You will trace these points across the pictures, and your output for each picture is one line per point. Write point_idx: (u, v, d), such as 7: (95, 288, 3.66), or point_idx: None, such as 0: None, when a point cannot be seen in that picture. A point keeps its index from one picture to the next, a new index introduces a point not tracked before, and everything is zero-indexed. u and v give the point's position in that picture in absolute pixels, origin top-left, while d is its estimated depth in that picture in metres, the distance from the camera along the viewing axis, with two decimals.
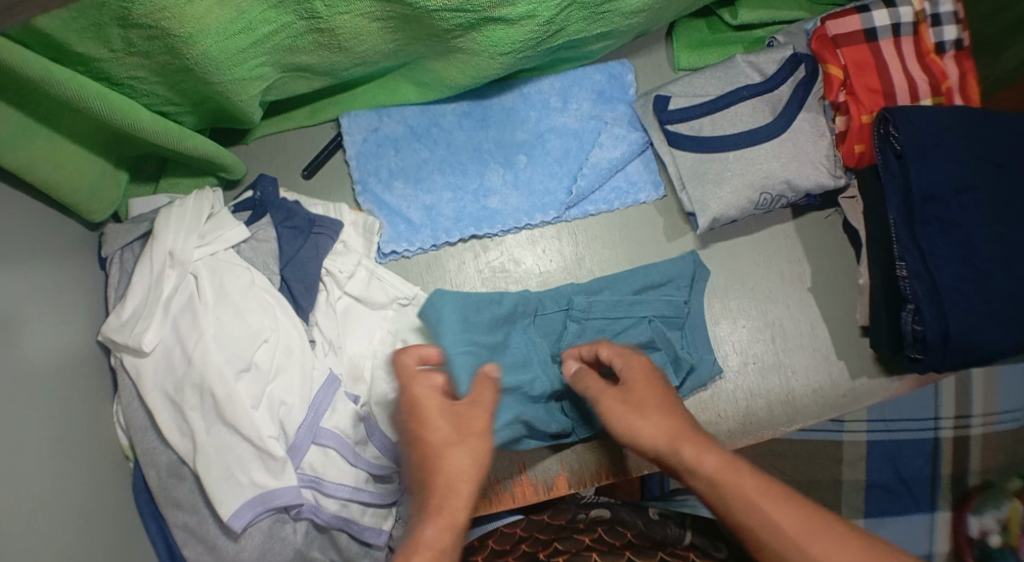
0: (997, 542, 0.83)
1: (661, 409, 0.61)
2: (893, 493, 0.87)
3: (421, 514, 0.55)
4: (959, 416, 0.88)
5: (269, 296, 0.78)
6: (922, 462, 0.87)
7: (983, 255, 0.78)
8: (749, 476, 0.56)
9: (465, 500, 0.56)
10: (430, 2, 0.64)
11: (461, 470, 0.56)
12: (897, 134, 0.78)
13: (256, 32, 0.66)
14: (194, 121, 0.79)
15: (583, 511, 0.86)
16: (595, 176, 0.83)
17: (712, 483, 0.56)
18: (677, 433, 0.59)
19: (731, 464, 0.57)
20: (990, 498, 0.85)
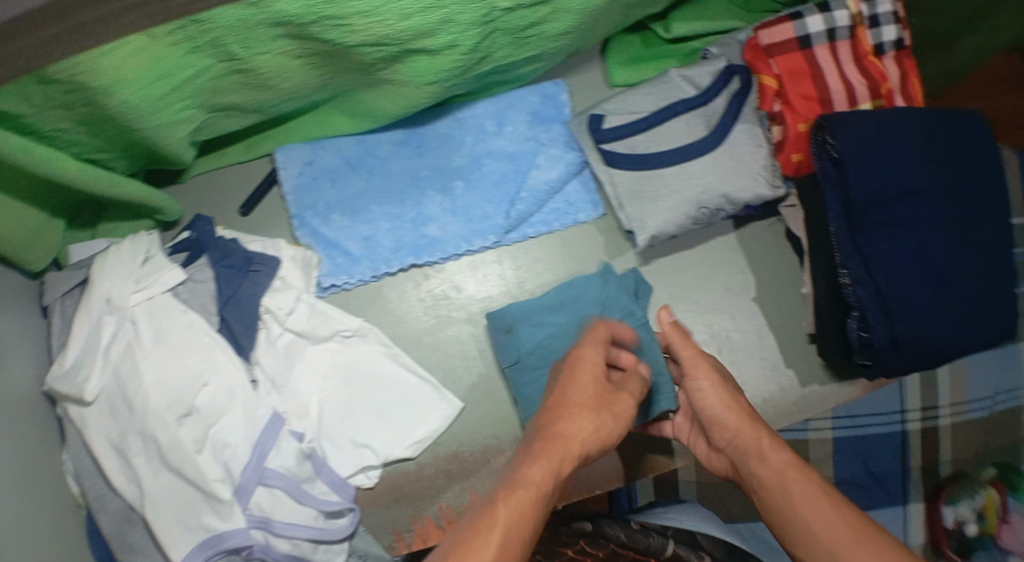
0: (962, 521, 1.06)
1: (726, 395, 0.70)
2: None
3: (531, 451, 0.58)
4: (927, 409, 1.09)
5: (209, 337, 0.78)
6: (897, 456, 1.09)
7: (930, 257, 0.78)
8: (804, 475, 0.61)
9: (570, 455, 0.58)
10: (347, 38, 0.63)
11: (580, 437, 0.59)
12: (834, 142, 0.77)
13: (176, 78, 0.65)
14: (125, 165, 0.77)
15: (566, 525, 0.95)
16: (533, 200, 0.85)
17: (780, 477, 0.62)
18: (758, 426, 0.66)
19: (795, 467, 0.62)
20: (968, 489, 1.07)
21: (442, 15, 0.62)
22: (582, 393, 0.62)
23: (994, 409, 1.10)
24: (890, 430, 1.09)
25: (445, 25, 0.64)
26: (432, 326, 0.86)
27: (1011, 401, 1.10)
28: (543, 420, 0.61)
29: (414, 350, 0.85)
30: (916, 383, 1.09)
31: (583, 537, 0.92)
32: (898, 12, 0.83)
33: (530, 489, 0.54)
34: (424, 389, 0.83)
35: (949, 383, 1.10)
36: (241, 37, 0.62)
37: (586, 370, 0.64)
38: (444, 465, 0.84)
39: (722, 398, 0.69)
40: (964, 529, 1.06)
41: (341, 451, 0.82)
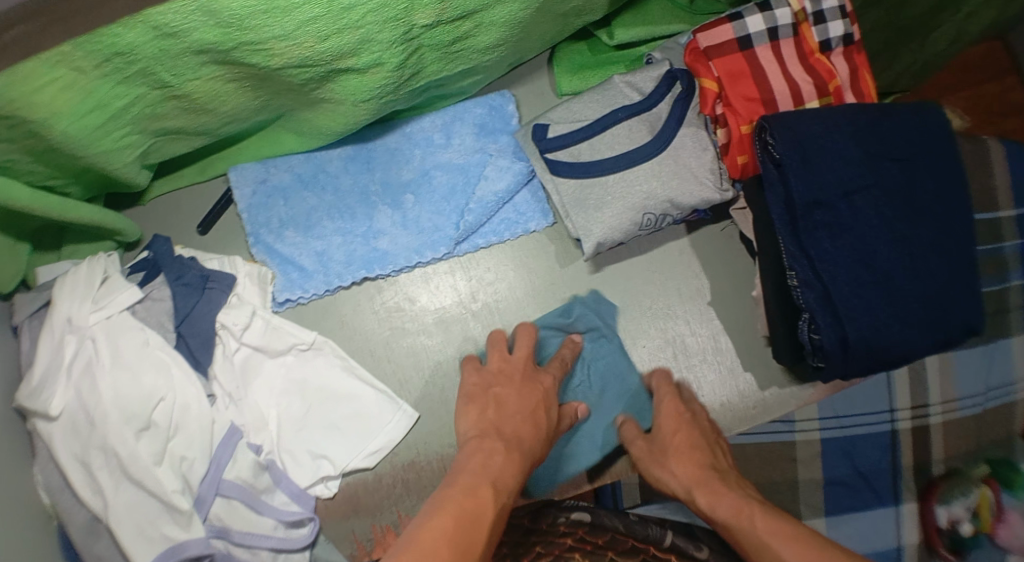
0: (956, 521, 0.91)
1: (681, 463, 0.73)
2: (853, 488, 0.93)
3: (492, 454, 0.64)
4: (917, 405, 0.94)
5: (165, 354, 0.78)
6: (885, 452, 0.93)
7: (878, 256, 0.77)
8: (754, 514, 0.65)
9: (513, 459, 0.64)
10: (271, 62, 0.65)
11: (529, 428, 0.69)
12: (773, 142, 0.76)
13: (111, 107, 0.67)
14: (81, 191, 0.80)
15: (563, 514, 0.83)
16: (481, 211, 0.85)
17: (727, 525, 0.67)
18: (700, 479, 0.71)
19: (745, 507, 0.66)
20: (960, 485, 0.92)
21: (359, 36, 0.64)
22: (519, 417, 0.69)
23: (986, 405, 0.96)
24: (878, 429, 0.93)
25: (365, 45, 0.65)
26: (387, 337, 0.87)
27: (1004, 397, 0.96)
28: (499, 422, 0.68)
29: (369, 362, 0.87)
30: (904, 375, 0.94)
31: (580, 528, 0.83)
32: (846, 7, 0.81)
33: (499, 472, 0.62)
34: (380, 400, 0.84)
35: (937, 374, 0.95)
36: (169, 66, 0.64)
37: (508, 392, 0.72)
38: (402, 475, 0.85)
39: (684, 475, 0.72)
40: (958, 529, 0.91)
41: (301, 462, 0.83)
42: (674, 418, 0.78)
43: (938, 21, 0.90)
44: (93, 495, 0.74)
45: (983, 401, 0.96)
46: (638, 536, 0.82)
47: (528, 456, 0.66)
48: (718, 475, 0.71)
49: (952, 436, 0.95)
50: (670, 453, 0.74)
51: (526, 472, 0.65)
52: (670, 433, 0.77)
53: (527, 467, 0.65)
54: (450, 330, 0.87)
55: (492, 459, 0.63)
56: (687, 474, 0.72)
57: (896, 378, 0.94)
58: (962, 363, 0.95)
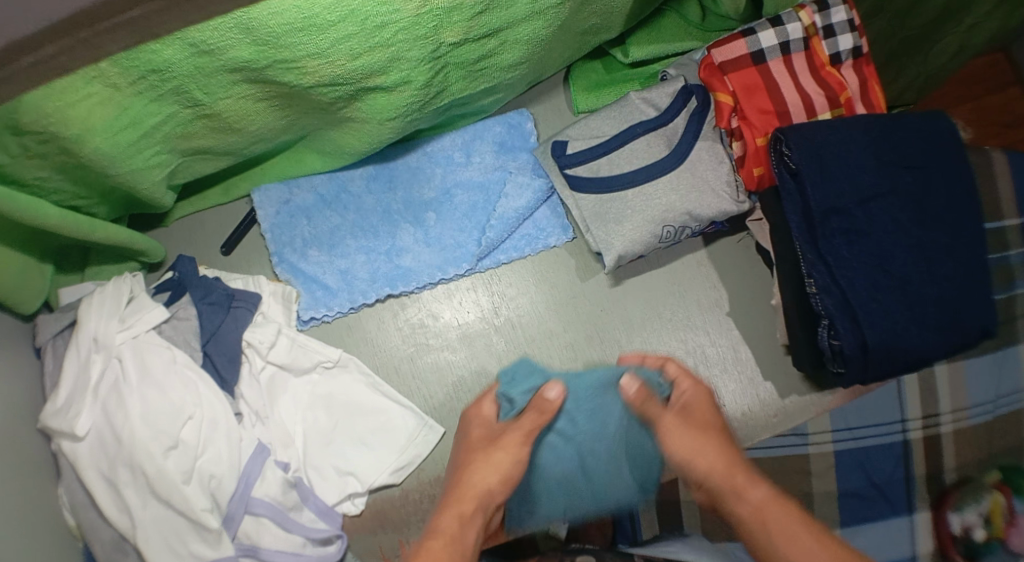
0: (969, 528, 0.92)
1: (710, 443, 0.69)
2: (870, 499, 0.93)
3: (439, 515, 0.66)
4: (928, 414, 0.95)
5: (192, 372, 0.79)
6: (899, 464, 0.94)
7: (894, 263, 0.79)
8: (786, 512, 0.64)
9: (473, 503, 0.66)
10: (302, 80, 0.67)
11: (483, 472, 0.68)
12: (790, 153, 0.78)
13: (143, 125, 0.69)
14: (108, 211, 0.81)
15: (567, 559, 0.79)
16: (503, 227, 0.86)
17: (758, 513, 0.64)
18: (734, 462, 0.68)
19: (776, 503, 0.64)
20: (974, 493, 0.93)
21: (389, 55, 0.65)
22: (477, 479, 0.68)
23: (996, 412, 0.97)
24: (890, 440, 0.94)
25: (394, 63, 0.67)
26: (411, 353, 0.87)
27: (1015, 403, 0.97)
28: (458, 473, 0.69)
29: (393, 378, 0.87)
30: (914, 383, 0.96)
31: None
32: (854, 20, 0.84)
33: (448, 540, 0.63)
34: (405, 415, 0.85)
35: (947, 382, 0.96)
36: (203, 84, 0.66)
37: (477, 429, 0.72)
38: (428, 490, 0.85)
39: (717, 456, 0.68)
40: (972, 536, 0.92)
41: (328, 479, 0.83)
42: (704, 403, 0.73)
43: (940, 35, 0.93)
44: (119, 514, 0.74)
45: (994, 408, 0.97)
46: None
47: (488, 503, 0.67)
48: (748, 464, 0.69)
49: (967, 442, 0.96)
50: (703, 434, 0.70)
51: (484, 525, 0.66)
52: (699, 415, 0.72)
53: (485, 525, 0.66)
54: (474, 345, 0.87)
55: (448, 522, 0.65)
56: (722, 457, 0.68)
57: (907, 386, 0.95)
58: (973, 370, 0.97)
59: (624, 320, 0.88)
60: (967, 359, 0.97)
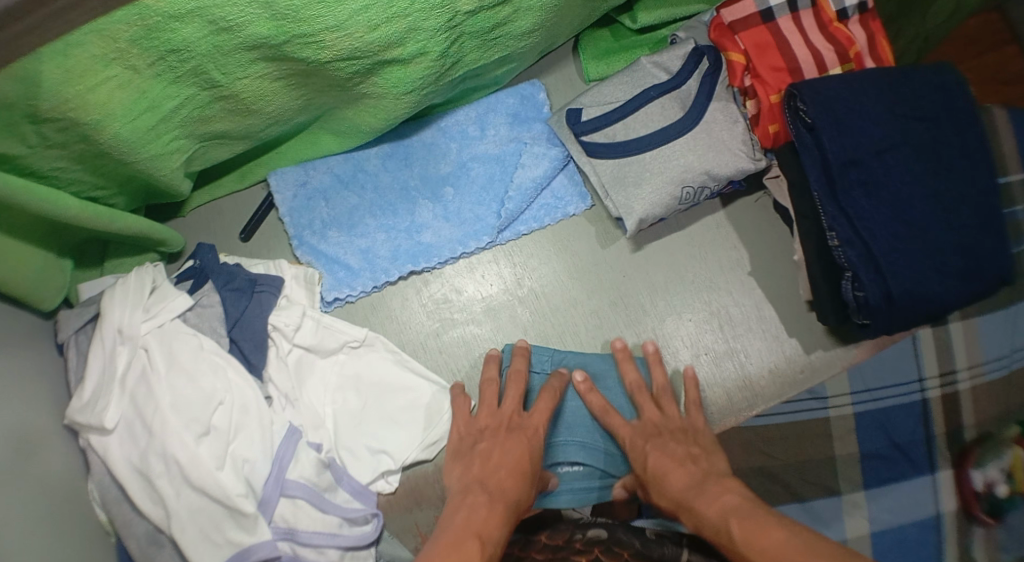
0: (992, 484, 0.90)
1: (675, 472, 0.70)
2: (891, 461, 0.92)
3: (460, 504, 0.64)
4: (945, 372, 0.94)
5: (219, 357, 0.79)
6: (918, 423, 0.93)
7: (914, 210, 0.80)
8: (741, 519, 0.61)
9: (499, 432, 0.73)
10: (319, 55, 0.67)
11: (505, 475, 0.68)
12: (805, 108, 0.79)
13: (162, 108, 0.69)
14: (126, 202, 0.81)
15: (580, 530, 0.81)
16: (521, 197, 0.86)
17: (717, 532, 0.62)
18: (686, 493, 0.67)
19: (728, 513, 0.62)
20: (993, 449, 0.91)
21: (406, 25, 0.66)
22: (499, 466, 0.69)
23: (1012, 367, 0.95)
24: (909, 399, 0.93)
25: (411, 34, 0.67)
26: (437, 329, 0.87)
27: None
28: (473, 478, 0.68)
29: (420, 354, 0.87)
30: (929, 340, 0.95)
31: (598, 545, 0.79)
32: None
33: (482, 522, 0.60)
34: (434, 392, 0.84)
35: (962, 339, 0.95)
36: (220, 64, 0.66)
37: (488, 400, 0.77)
38: None
39: (673, 486, 0.69)
40: (995, 492, 0.90)
41: (359, 460, 0.84)
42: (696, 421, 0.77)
43: None
44: (154, 504, 0.74)
45: (1008, 363, 0.95)
46: (654, 555, 0.77)
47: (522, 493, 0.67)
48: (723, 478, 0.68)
49: (982, 401, 0.94)
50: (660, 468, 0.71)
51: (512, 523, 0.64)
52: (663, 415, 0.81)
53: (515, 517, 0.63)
54: (499, 317, 0.87)
55: (475, 511, 0.62)
56: (692, 478, 0.69)
57: (922, 342, 0.95)
58: (987, 326, 0.96)
59: (647, 285, 0.88)
60: (982, 317, 0.96)
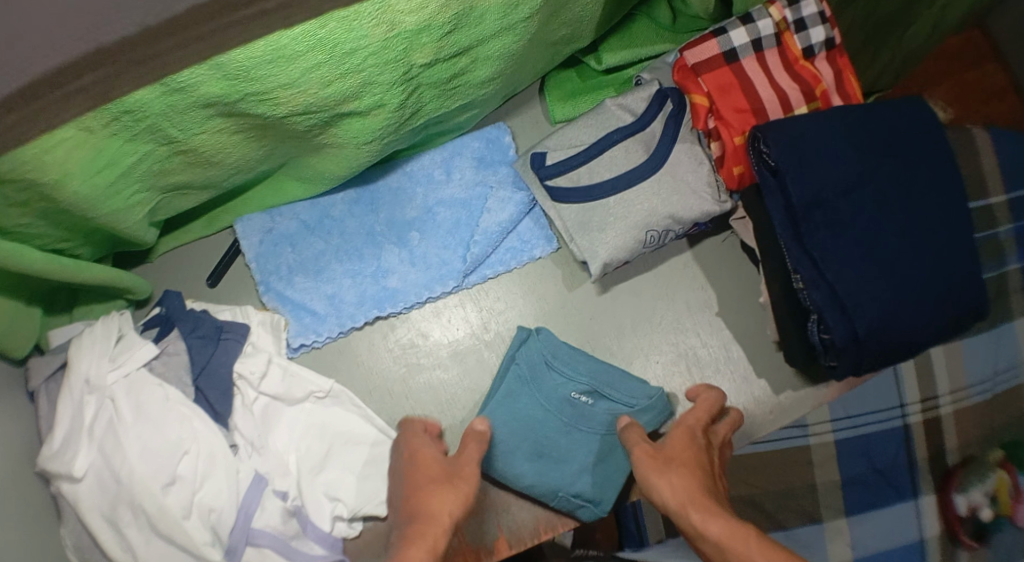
0: (975, 507, 0.92)
1: (685, 474, 0.70)
2: (872, 485, 0.93)
3: (403, 534, 0.64)
4: (926, 397, 0.95)
5: (185, 408, 0.80)
6: (900, 448, 0.94)
7: (882, 249, 0.80)
8: (744, 541, 0.60)
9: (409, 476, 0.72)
10: (275, 110, 0.67)
11: (444, 498, 0.67)
12: (768, 150, 0.79)
13: (120, 164, 0.69)
14: (91, 250, 0.81)
15: None
16: (487, 241, 0.86)
17: (718, 547, 0.62)
18: (697, 495, 0.67)
19: (739, 530, 0.62)
20: (977, 472, 0.93)
21: (361, 79, 0.65)
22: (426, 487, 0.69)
23: (995, 391, 0.96)
24: (890, 426, 0.94)
25: (367, 88, 0.67)
26: (403, 374, 0.87)
27: (1013, 378, 0.97)
28: (412, 504, 0.67)
29: (386, 401, 0.87)
30: (911, 368, 0.96)
31: None
32: (824, 12, 0.86)
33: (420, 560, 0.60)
34: None
35: (944, 362, 0.96)
36: (177, 122, 0.66)
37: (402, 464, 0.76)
38: None
39: (681, 487, 0.68)
40: (978, 515, 0.92)
41: (321, 509, 0.83)
42: (684, 433, 0.77)
43: None
44: (124, 554, 0.75)
45: (992, 385, 0.96)
46: None
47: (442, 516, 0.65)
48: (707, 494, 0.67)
49: (969, 422, 0.96)
50: (674, 465, 0.71)
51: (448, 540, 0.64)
52: (675, 437, 0.77)
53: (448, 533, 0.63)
54: (466, 362, 0.87)
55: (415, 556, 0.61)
56: (682, 493, 0.68)
57: (904, 370, 0.95)
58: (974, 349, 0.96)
59: (615, 326, 0.88)
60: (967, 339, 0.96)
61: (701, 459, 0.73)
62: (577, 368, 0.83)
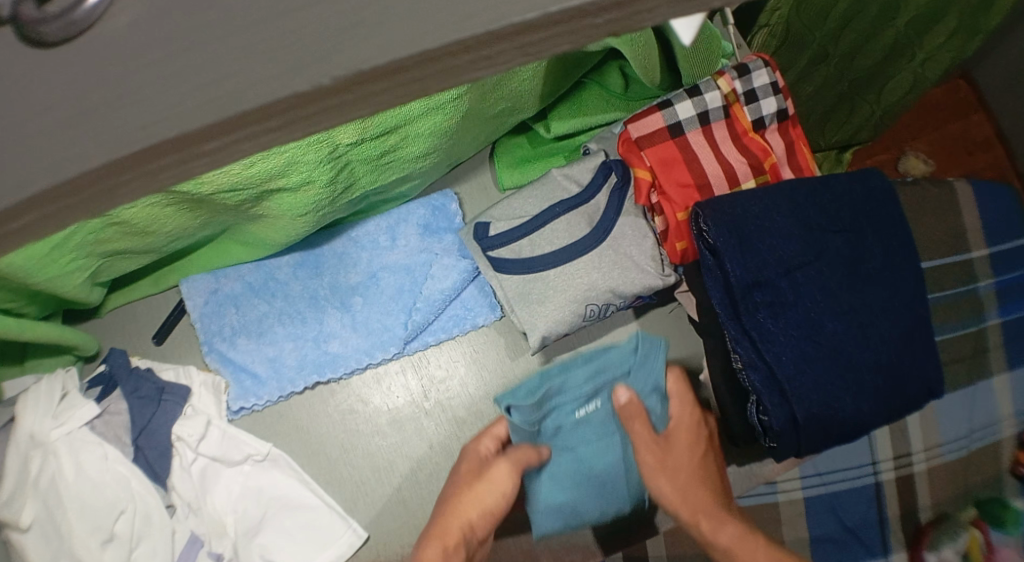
0: None
1: (689, 483, 0.79)
2: (839, 542, 1.07)
3: (431, 532, 0.71)
4: (898, 456, 1.10)
5: (124, 468, 0.80)
6: None
7: (825, 331, 0.78)
8: (748, 546, 0.77)
9: (463, 477, 0.77)
10: (201, 188, 0.66)
11: (470, 505, 0.73)
12: (707, 228, 0.77)
13: (54, 238, 0.68)
14: (38, 308, 0.79)
15: None
16: (429, 308, 0.89)
17: (729, 553, 0.77)
18: (703, 509, 0.78)
19: (747, 537, 0.78)
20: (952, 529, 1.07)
21: (285, 160, 0.65)
22: (473, 493, 0.74)
23: (969, 447, 1.13)
24: (863, 481, 1.09)
25: (293, 167, 0.67)
26: (343, 439, 0.87)
27: (987, 435, 1.13)
28: (450, 497, 0.75)
29: (324, 465, 0.86)
30: (885, 430, 1.11)
31: None
32: (777, 83, 0.85)
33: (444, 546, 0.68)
34: (331, 516, 0.84)
35: (919, 426, 1.12)
36: None
37: (466, 460, 0.79)
38: None
39: (687, 507, 0.78)
40: None
41: None
42: (683, 433, 0.81)
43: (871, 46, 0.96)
44: None
45: (959, 444, 1.12)
46: None
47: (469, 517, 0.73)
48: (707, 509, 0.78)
49: (934, 477, 1.11)
50: (681, 472, 0.79)
51: (467, 539, 0.71)
52: (678, 436, 0.80)
53: (466, 537, 0.71)
54: (404, 429, 0.87)
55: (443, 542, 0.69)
56: (690, 506, 0.78)
57: (878, 434, 1.10)
58: (942, 413, 1.12)
59: None
60: (937, 403, 1.12)
61: (704, 460, 0.80)
62: (591, 368, 0.79)
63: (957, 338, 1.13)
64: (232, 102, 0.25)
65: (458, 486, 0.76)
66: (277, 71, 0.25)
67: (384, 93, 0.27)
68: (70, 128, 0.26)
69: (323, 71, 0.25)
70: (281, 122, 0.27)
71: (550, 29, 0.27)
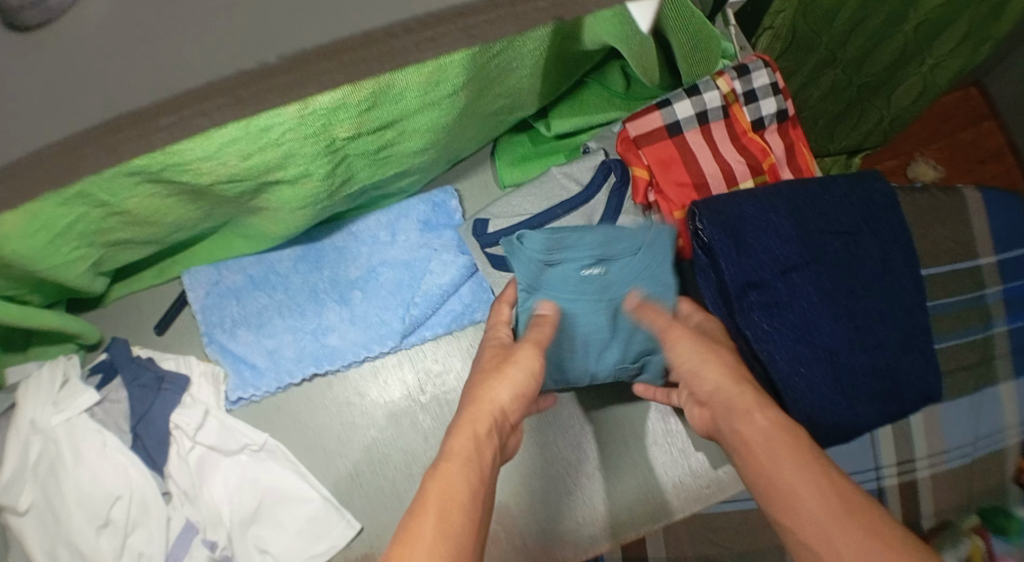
0: None
1: (726, 366, 0.71)
2: None
3: (450, 431, 0.62)
4: (902, 462, 1.09)
5: (122, 455, 0.81)
6: None
7: (820, 333, 0.78)
8: (793, 444, 0.63)
9: (484, 376, 0.67)
10: (200, 179, 0.67)
11: (499, 388, 0.66)
12: (703, 227, 0.77)
13: (56, 226, 0.69)
14: (42, 297, 0.80)
15: None
16: (427, 304, 0.89)
17: (765, 436, 0.64)
18: (741, 386, 0.69)
19: (783, 427, 0.65)
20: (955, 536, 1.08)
21: (282, 152, 0.66)
22: (494, 379, 0.66)
23: (974, 455, 1.11)
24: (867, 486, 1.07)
25: (290, 159, 0.67)
26: (339, 431, 0.87)
27: (994, 443, 1.12)
28: (471, 387, 0.67)
29: (320, 457, 0.87)
30: (888, 434, 1.09)
31: None
32: (777, 84, 0.85)
33: (453, 482, 0.56)
34: (326, 508, 0.84)
35: (924, 430, 1.09)
36: (107, 188, 0.67)
37: (485, 356, 0.72)
38: None
39: (717, 368, 0.71)
40: None
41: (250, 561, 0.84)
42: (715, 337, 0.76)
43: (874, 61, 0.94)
44: None
45: (964, 452, 1.11)
46: None
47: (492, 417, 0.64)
48: (744, 389, 0.69)
49: (937, 483, 1.10)
50: (714, 349, 0.73)
51: (496, 427, 0.63)
52: (710, 335, 0.76)
53: (496, 422, 0.63)
54: (400, 424, 0.88)
55: (451, 471, 0.57)
56: (724, 373, 0.70)
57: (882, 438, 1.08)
58: (948, 417, 1.10)
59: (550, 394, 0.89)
60: (943, 407, 1.10)
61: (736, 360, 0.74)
62: (603, 244, 0.79)
63: (965, 344, 1.11)
64: (179, 82, 0.28)
65: (476, 378, 0.68)
66: (229, 54, 0.28)
67: (332, 74, 0.29)
68: (61, 102, 0.28)
69: (267, 50, 0.28)
70: (233, 100, 0.29)
71: (492, 11, 0.29)
